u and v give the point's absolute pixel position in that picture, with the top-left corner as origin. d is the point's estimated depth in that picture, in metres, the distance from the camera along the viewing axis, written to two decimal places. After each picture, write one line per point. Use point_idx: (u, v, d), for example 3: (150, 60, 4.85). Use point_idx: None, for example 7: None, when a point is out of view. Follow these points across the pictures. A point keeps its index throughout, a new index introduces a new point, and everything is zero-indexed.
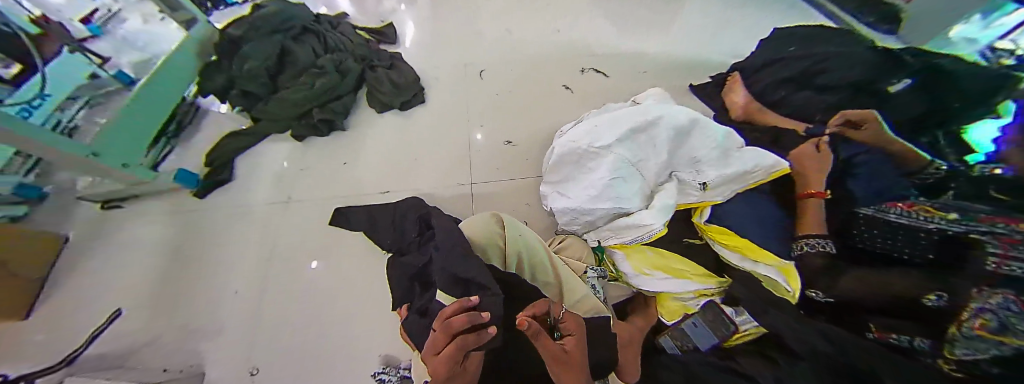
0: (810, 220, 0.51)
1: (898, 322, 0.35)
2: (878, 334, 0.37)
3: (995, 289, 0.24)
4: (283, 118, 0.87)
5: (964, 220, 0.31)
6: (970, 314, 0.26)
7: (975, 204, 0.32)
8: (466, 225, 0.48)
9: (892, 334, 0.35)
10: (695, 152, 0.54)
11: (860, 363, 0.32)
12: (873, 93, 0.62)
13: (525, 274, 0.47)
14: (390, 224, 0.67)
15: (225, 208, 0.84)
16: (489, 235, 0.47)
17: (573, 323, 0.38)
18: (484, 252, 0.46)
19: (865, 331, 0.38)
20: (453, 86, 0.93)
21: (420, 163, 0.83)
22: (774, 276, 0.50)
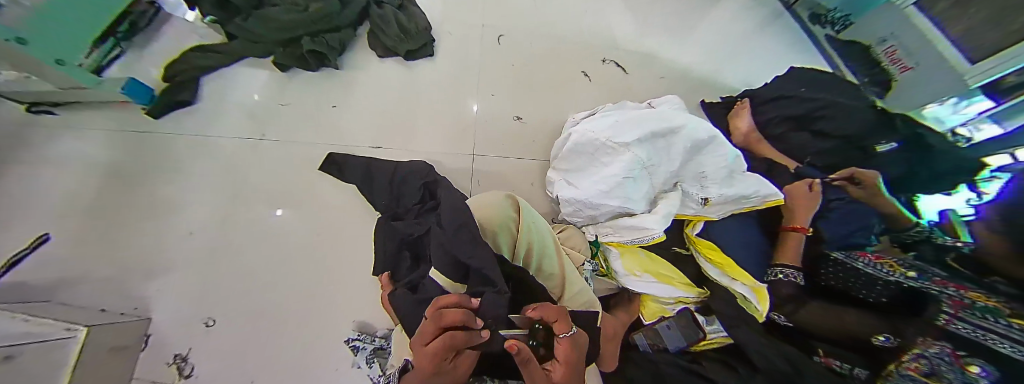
0: (788, 251, 0.54)
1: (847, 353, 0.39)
2: (826, 359, 0.41)
3: (937, 341, 0.27)
4: (266, 41, 0.76)
5: (918, 277, 0.35)
6: (911, 357, 0.30)
7: (931, 266, 0.35)
8: (478, 201, 0.46)
9: (836, 362, 0.40)
10: (704, 168, 0.52)
11: None
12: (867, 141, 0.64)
13: (530, 263, 0.45)
14: (387, 185, 0.58)
15: (185, 136, 0.73)
16: (501, 216, 0.44)
17: (566, 352, 0.34)
18: (494, 235, 0.43)
19: (813, 354, 0.43)
20: (466, 46, 0.86)
21: (420, 124, 0.77)
22: (748, 295, 0.51)
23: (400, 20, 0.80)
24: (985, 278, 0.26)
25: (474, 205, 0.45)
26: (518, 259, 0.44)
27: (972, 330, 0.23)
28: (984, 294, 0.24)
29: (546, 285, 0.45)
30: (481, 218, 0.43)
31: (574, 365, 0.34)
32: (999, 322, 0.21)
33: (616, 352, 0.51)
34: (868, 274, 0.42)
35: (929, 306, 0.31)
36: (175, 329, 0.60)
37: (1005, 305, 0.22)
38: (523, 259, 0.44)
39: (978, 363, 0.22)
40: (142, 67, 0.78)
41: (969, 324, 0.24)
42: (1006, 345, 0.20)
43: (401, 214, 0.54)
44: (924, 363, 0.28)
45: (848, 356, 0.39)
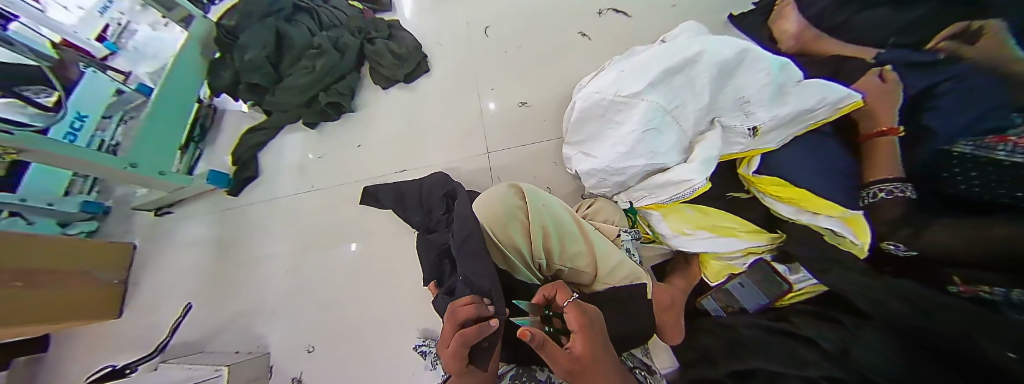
0: (882, 162, 0.42)
1: (987, 273, 0.28)
2: (967, 288, 0.29)
3: None
4: (292, 107, 0.85)
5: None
6: None
7: None
8: (482, 200, 0.43)
9: (981, 287, 0.28)
10: (744, 91, 0.44)
11: (948, 326, 0.27)
12: None
13: (555, 248, 0.42)
14: (417, 203, 0.62)
15: (257, 204, 0.87)
16: (508, 208, 0.42)
17: (577, 321, 0.32)
18: (504, 229, 0.41)
19: (948, 285, 0.32)
20: (458, 50, 0.87)
21: (434, 137, 0.80)
22: (837, 230, 0.43)
23: (392, 50, 0.84)
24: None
25: (478, 203, 0.43)
26: (540, 254, 0.42)
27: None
28: None
29: (578, 265, 0.43)
30: (486, 219, 0.41)
31: (591, 329, 0.32)
32: None
33: (680, 321, 0.48)
34: (997, 160, 0.28)
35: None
36: (287, 361, 0.72)
37: None
38: (545, 245, 0.42)
39: None
40: (217, 157, 0.95)
41: None
42: None
43: (434, 226, 0.57)
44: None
45: (986, 273, 0.28)
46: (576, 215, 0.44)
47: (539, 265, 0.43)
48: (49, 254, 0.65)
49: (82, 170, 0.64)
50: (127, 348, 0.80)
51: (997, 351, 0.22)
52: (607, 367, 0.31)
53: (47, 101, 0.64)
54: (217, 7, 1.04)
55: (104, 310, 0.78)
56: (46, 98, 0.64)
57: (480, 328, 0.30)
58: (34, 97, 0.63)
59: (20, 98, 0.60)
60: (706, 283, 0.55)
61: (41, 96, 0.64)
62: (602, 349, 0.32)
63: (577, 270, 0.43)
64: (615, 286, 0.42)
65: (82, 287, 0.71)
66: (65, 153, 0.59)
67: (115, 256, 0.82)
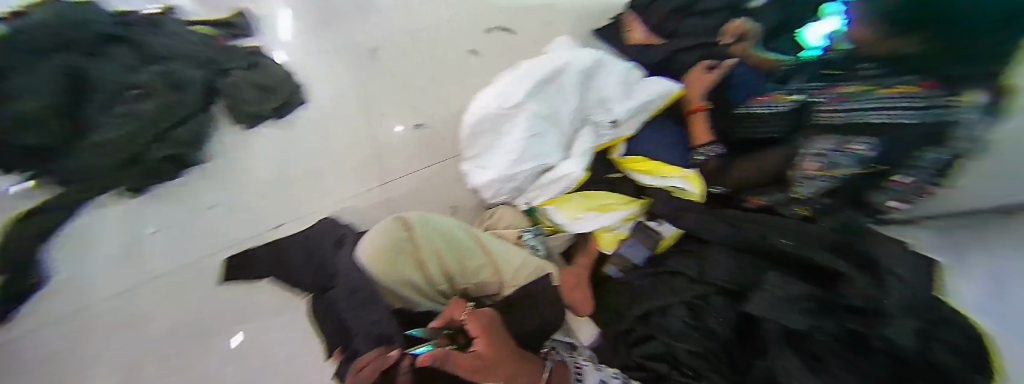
0: (701, 131, 0.62)
1: (764, 188, 0.51)
2: (797, 210, 0.46)
3: (856, 137, 0.36)
4: (113, 166, 0.65)
5: (852, 94, 0.36)
6: (852, 164, 0.37)
7: (852, 86, 0.36)
8: (370, 240, 0.44)
9: (763, 197, 0.50)
10: (603, 92, 0.55)
11: (764, 237, 0.42)
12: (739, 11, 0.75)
13: (453, 269, 0.46)
14: (308, 260, 0.58)
15: (62, 313, 0.61)
16: (397, 244, 0.43)
17: (475, 327, 0.38)
18: (395, 265, 0.42)
19: (744, 203, 0.53)
20: (345, 77, 0.82)
21: (326, 176, 0.74)
22: (683, 185, 0.56)
23: (258, 81, 0.74)
24: (905, 63, 0.28)
25: (368, 243, 0.44)
26: (438, 278, 0.45)
27: (923, 117, 0.29)
28: (909, 85, 0.29)
29: (483, 276, 0.47)
30: (374, 262, 0.42)
31: (488, 330, 0.38)
32: (908, 103, 0.30)
33: (581, 296, 0.57)
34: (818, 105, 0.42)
35: (862, 122, 0.34)
36: None
37: (904, 90, 0.29)
38: (442, 268, 0.45)
39: (868, 140, 0.34)
40: None
41: (880, 112, 0.32)
42: (903, 115, 0.30)
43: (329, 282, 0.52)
44: (909, 177, 0.34)
45: (766, 190, 0.50)
46: (473, 232, 0.48)
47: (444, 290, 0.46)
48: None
49: None
50: None
51: (790, 247, 0.38)
52: (506, 354, 0.38)
53: None
54: None
55: None
56: None
57: (383, 357, 0.35)
58: None
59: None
60: (603, 254, 0.62)
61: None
62: (501, 343, 0.39)
63: (481, 283, 0.47)
64: (524, 286, 0.45)
65: None
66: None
67: None
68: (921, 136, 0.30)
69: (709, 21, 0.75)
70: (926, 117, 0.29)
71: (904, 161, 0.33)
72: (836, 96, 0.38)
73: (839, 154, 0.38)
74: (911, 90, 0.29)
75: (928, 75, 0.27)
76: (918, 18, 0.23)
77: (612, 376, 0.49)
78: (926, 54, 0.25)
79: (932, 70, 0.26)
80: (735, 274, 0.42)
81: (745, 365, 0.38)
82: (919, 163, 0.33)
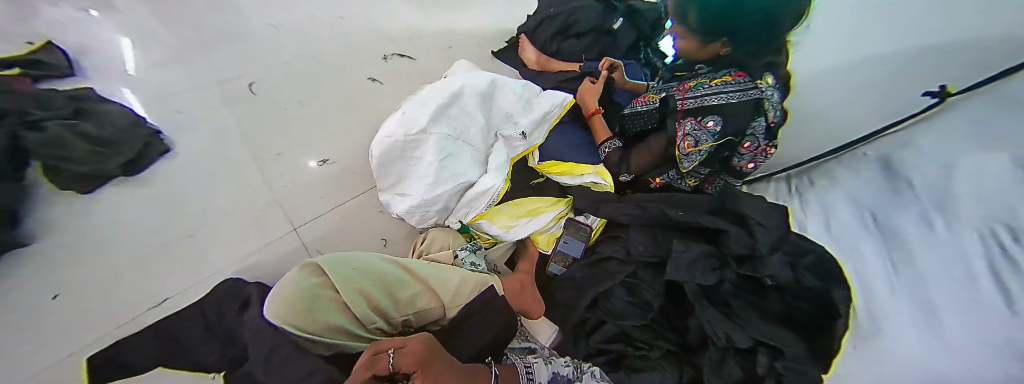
0: (600, 131, 0.72)
1: (659, 170, 0.65)
2: (687, 183, 0.66)
3: (701, 118, 0.50)
4: None
5: (694, 85, 0.52)
6: (699, 142, 0.53)
7: (685, 92, 0.53)
8: (271, 298, 0.34)
9: (661, 176, 0.65)
10: (505, 109, 0.59)
11: (667, 214, 0.53)
12: (607, 32, 0.91)
13: (387, 305, 0.40)
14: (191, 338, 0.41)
15: None
16: (309, 292, 0.35)
17: (411, 361, 0.28)
18: (314, 316, 0.33)
19: (649, 183, 0.68)
20: (223, 119, 0.74)
21: (213, 235, 0.61)
22: (596, 180, 0.63)
23: (82, 132, 0.58)
24: (727, 60, 0.48)
25: (268, 301, 0.34)
26: (373, 319, 0.38)
27: (743, 96, 0.47)
28: (728, 75, 0.48)
29: (421, 304, 0.43)
30: (284, 316, 0.32)
31: (430, 361, 0.29)
32: (728, 89, 0.48)
33: (533, 297, 0.57)
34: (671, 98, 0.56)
35: (707, 104, 0.49)
36: None
37: (729, 78, 0.48)
38: (372, 308, 0.39)
39: (715, 117, 0.49)
40: None
41: (716, 95, 0.49)
42: (728, 96, 0.48)
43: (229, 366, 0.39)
44: (748, 141, 0.55)
45: (659, 171, 0.65)
46: (399, 262, 0.45)
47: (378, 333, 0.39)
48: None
49: None
50: None
51: (683, 216, 0.52)
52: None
53: None
54: None
55: None
56: None
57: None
58: None
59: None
60: (544, 255, 0.64)
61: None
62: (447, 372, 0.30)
63: (422, 313, 0.43)
64: (467, 303, 0.44)
65: None
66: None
67: None
68: (743, 111, 0.48)
69: (583, 42, 0.90)
70: (747, 95, 0.47)
71: (736, 131, 0.51)
72: (685, 88, 0.53)
73: (700, 131, 0.51)
74: (729, 80, 0.48)
75: (741, 69, 0.48)
76: (725, 17, 0.38)
77: (564, 365, 0.46)
78: (738, 43, 0.42)
79: (744, 63, 0.47)
80: (654, 249, 0.52)
81: (680, 321, 0.51)
82: (745, 131, 0.53)
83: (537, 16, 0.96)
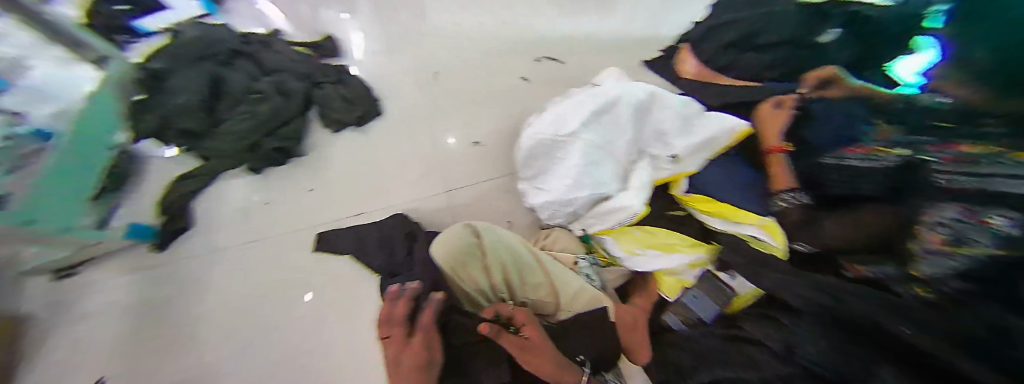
0: (779, 174, 0.49)
1: (871, 258, 0.32)
2: (855, 270, 0.33)
3: (972, 209, 0.23)
4: (230, 153, 0.81)
5: (901, 154, 0.34)
6: (953, 261, 0.23)
7: (948, 143, 0.30)
8: (444, 239, 0.52)
9: (867, 269, 0.32)
10: (660, 124, 0.52)
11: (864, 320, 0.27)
12: (811, 45, 0.67)
13: (514, 277, 0.51)
14: (378, 247, 0.69)
15: (175, 265, 0.74)
16: (466, 245, 0.52)
17: (525, 317, 0.45)
18: (465, 269, 0.52)
19: (842, 271, 0.35)
20: (408, 93, 0.93)
21: (390, 180, 0.82)
22: (759, 235, 0.46)
23: (344, 95, 0.87)
24: (966, 127, 0.28)
25: (441, 242, 0.53)
26: (500, 281, 0.52)
27: None
28: (988, 140, 0.25)
29: (540, 293, 0.51)
30: (450, 254, 0.51)
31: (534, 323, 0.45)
32: (1004, 166, 0.22)
33: (643, 337, 0.53)
34: (855, 167, 0.39)
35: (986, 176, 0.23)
36: None
37: (1004, 141, 0.23)
38: (504, 277, 0.51)
39: (997, 216, 0.21)
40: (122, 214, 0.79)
41: (977, 176, 0.24)
42: (1013, 182, 0.21)
43: (397, 269, 0.64)
44: None
45: (867, 257, 0.33)
46: (531, 249, 0.53)
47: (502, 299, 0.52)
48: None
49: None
50: None
51: (914, 335, 0.23)
52: (549, 348, 0.43)
53: None
54: None
55: None
56: None
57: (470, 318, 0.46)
58: None
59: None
60: (664, 300, 0.56)
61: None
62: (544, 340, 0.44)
63: (539, 301, 0.51)
64: (578, 312, 0.48)
65: None
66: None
67: None
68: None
69: (770, 54, 0.69)
70: None
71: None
72: (949, 144, 0.30)
73: (973, 234, 0.22)
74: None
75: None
76: (1003, 88, 0.23)
77: None
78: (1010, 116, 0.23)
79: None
80: (822, 360, 0.28)
81: None
82: None
83: (715, 19, 0.81)
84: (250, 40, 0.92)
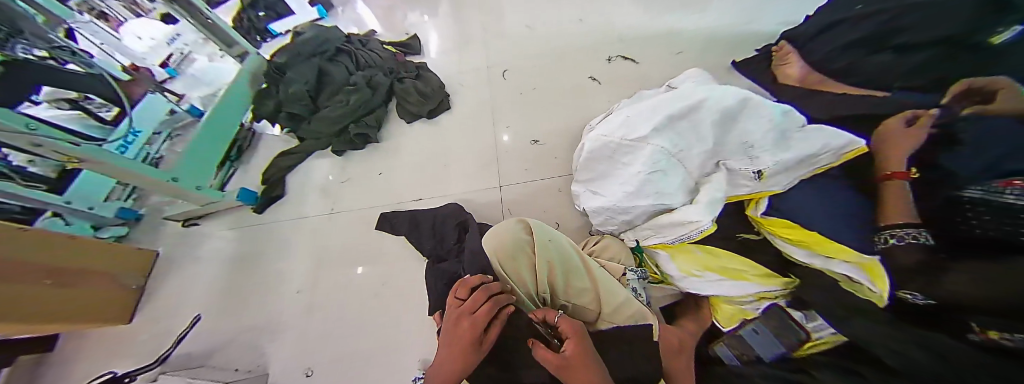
0: (896, 205, 0.39)
1: (1005, 321, 0.25)
2: (985, 335, 0.26)
3: None
4: (324, 135, 0.97)
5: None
6: None
7: None
8: (496, 232, 0.55)
9: (1003, 334, 0.25)
10: (748, 136, 0.45)
11: None
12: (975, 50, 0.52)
13: (558, 277, 0.52)
14: (431, 231, 0.75)
15: (282, 222, 0.94)
16: (516, 240, 0.54)
17: (568, 328, 0.43)
18: (512, 262, 0.53)
19: (967, 333, 0.28)
20: (474, 90, 1.00)
21: (450, 169, 0.90)
22: (854, 276, 0.39)
23: (419, 88, 0.97)
24: None
25: (494, 232, 0.56)
26: (544, 278, 0.51)
27: None
28: None
29: (583, 298, 0.52)
30: (501, 245, 0.53)
31: (579, 335, 0.42)
32: None
33: (689, 364, 0.48)
34: (1008, 203, 0.29)
35: None
36: (285, 381, 0.75)
37: None
38: (549, 275, 0.52)
39: None
40: (248, 179, 1.02)
41: None
42: None
43: (443, 256, 0.70)
44: None
45: (1002, 321, 0.26)
46: (581, 252, 0.55)
47: (544, 300, 0.53)
48: (72, 255, 0.74)
49: (141, 182, 0.76)
50: (131, 354, 0.83)
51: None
52: (593, 367, 0.38)
53: (108, 115, 0.76)
54: (268, 43, 1.21)
55: (110, 313, 0.82)
56: (107, 113, 0.76)
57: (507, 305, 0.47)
58: (97, 111, 0.75)
59: (86, 112, 0.72)
60: (718, 329, 0.54)
61: (103, 110, 0.76)
62: (589, 358, 0.40)
63: (581, 306, 0.52)
64: (619, 325, 0.47)
65: (89, 293, 0.76)
66: (116, 162, 0.68)
67: (132, 264, 0.88)
68: None
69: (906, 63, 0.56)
70: None
71: None
72: None
73: None
74: None
75: None
76: None
77: None
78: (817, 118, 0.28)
79: None
80: None
81: None
82: None
83: (829, 19, 0.69)
84: (351, 40, 1.10)
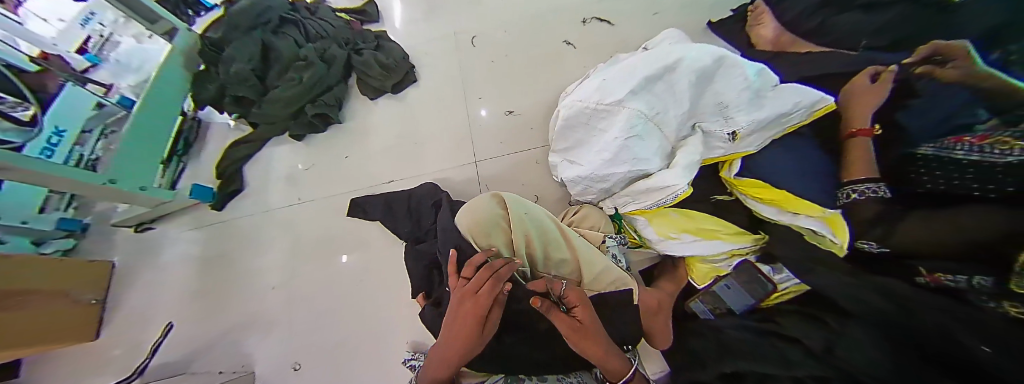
0: (858, 160, 0.41)
1: (960, 265, 0.29)
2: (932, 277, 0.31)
3: None
4: (278, 119, 0.87)
5: (985, 149, 0.28)
6: None
7: None
8: (469, 208, 0.53)
9: (948, 276, 0.30)
10: (723, 96, 0.44)
11: (933, 334, 0.28)
12: None
13: (537, 249, 0.52)
14: (407, 214, 0.72)
15: (247, 217, 0.87)
16: (491, 217, 0.52)
17: (576, 297, 0.44)
18: (486, 238, 0.51)
19: (915, 276, 0.33)
20: (444, 60, 0.93)
21: (424, 148, 0.85)
22: (818, 229, 0.41)
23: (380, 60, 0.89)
24: None
25: (466, 211, 0.53)
26: (523, 249, 0.51)
27: None
28: None
29: (565, 268, 0.53)
30: (474, 223, 0.51)
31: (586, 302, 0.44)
32: None
33: (667, 323, 0.51)
34: (957, 159, 0.31)
35: None
36: (275, 377, 0.73)
37: None
38: (529, 249, 0.52)
39: None
40: (201, 173, 0.93)
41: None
42: None
43: (421, 237, 0.68)
44: None
45: (953, 265, 0.30)
46: (559, 223, 0.54)
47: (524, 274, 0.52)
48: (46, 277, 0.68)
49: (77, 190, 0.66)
50: (102, 370, 0.78)
51: (978, 344, 0.23)
52: (599, 332, 0.42)
53: (24, 115, 0.61)
54: (202, 18, 1.05)
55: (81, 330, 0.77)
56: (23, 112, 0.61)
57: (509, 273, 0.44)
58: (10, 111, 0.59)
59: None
60: (693, 286, 0.56)
61: (18, 110, 0.60)
62: (595, 322, 0.43)
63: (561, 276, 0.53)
64: (601, 292, 0.50)
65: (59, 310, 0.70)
66: (48, 171, 0.57)
67: (91, 280, 0.80)
68: None
69: None
70: None
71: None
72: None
73: None
74: None
75: None
76: None
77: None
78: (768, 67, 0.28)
79: None
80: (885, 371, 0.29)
81: None
82: None
83: None
84: (297, 7, 0.97)
